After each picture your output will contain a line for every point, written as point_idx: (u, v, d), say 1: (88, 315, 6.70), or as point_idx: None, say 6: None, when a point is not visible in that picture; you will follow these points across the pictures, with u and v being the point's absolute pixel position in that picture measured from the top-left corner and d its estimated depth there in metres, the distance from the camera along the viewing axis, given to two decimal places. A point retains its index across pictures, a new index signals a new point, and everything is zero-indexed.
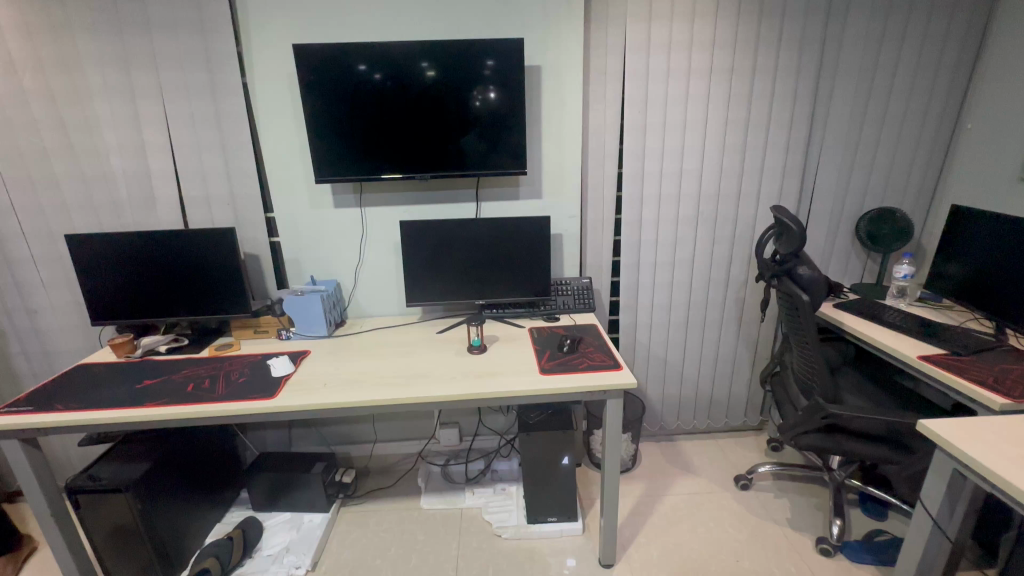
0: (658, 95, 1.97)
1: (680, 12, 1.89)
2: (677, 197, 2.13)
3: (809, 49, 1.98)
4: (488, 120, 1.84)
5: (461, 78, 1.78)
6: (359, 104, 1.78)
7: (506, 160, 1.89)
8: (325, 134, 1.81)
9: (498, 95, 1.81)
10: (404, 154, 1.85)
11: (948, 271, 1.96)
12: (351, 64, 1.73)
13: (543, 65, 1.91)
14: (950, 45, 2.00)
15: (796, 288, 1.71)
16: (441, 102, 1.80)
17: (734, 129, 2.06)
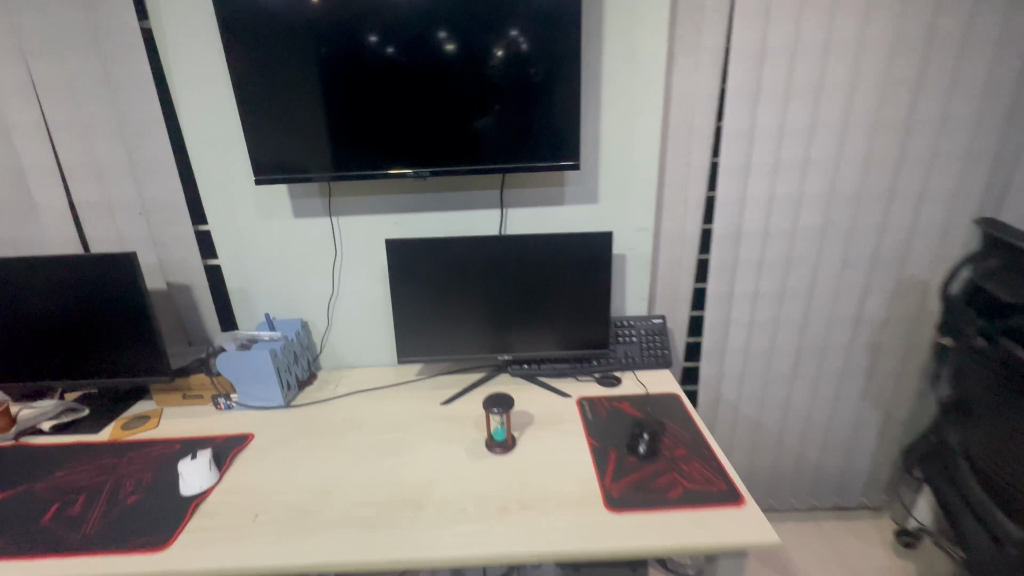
0: (786, 38, 1.27)
1: None
2: (799, 199, 1.43)
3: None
4: (525, 86, 1.17)
5: (484, 18, 1.11)
6: (330, 68, 1.14)
7: (551, 149, 1.22)
8: (274, 109, 1.17)
9: (538, 39, 1.13)
10: (395, 140, 1.21)
11: None
12: (359, 34, 1.11)
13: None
14: None
15: None
16: (458, 66, 1.15)
17: (897, 92, 1.33)
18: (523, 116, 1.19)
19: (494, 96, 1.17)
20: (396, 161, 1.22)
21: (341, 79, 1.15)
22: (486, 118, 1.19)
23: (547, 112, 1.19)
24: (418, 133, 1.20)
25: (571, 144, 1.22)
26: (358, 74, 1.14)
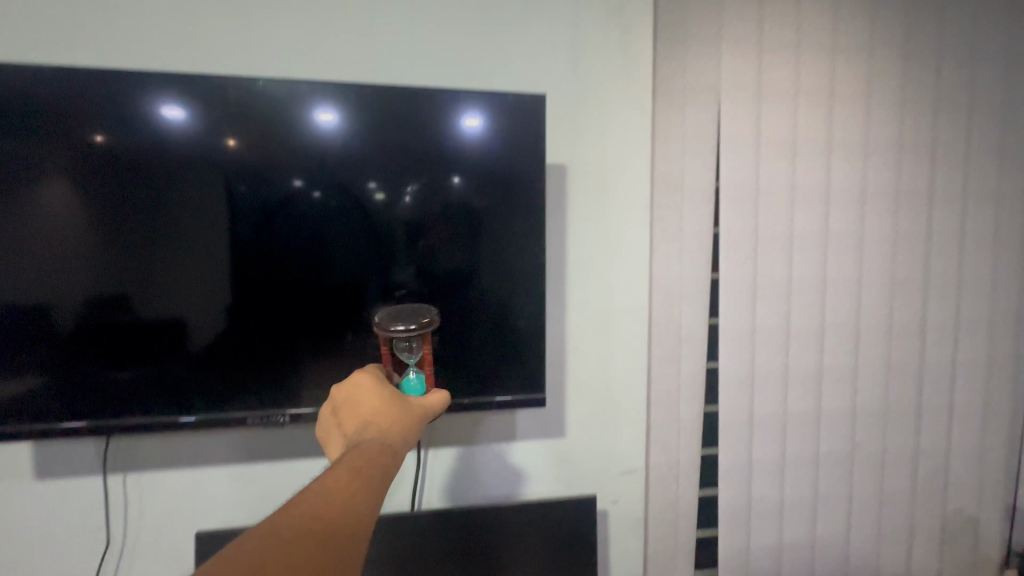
0: (779, 206, 1.02)
1: (808, 97, 1.02)
2: (817, 417, 1.08)
3: (1014, 133, 1.11)
4: (495, 272, 0.81)
5: (421, 153, 0.77)
6: (194, 232, 0.72)
7: (526, 378, 0.83)
8: (48, 244, 0.68)
9: (480, 187, 0.79)
10: (263, 338, 0.75)
11: None
12: (366, 195, 0.75)
13: (555, 133, 0.88)
14: None
15: None
16: (394, 229, 0.77)
17: (909, 276, 1.09)
18: (484, 313, 0.81)
19: (440, 265, 0.79)
20: (305, 383, 0.77)
21: (224, 271, 0.73)
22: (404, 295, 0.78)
23: (514, 308, 0.82)
24: (326, 331, 0.77)
25: (528, 343, 0.83)
26: (236, 244, 0.73)
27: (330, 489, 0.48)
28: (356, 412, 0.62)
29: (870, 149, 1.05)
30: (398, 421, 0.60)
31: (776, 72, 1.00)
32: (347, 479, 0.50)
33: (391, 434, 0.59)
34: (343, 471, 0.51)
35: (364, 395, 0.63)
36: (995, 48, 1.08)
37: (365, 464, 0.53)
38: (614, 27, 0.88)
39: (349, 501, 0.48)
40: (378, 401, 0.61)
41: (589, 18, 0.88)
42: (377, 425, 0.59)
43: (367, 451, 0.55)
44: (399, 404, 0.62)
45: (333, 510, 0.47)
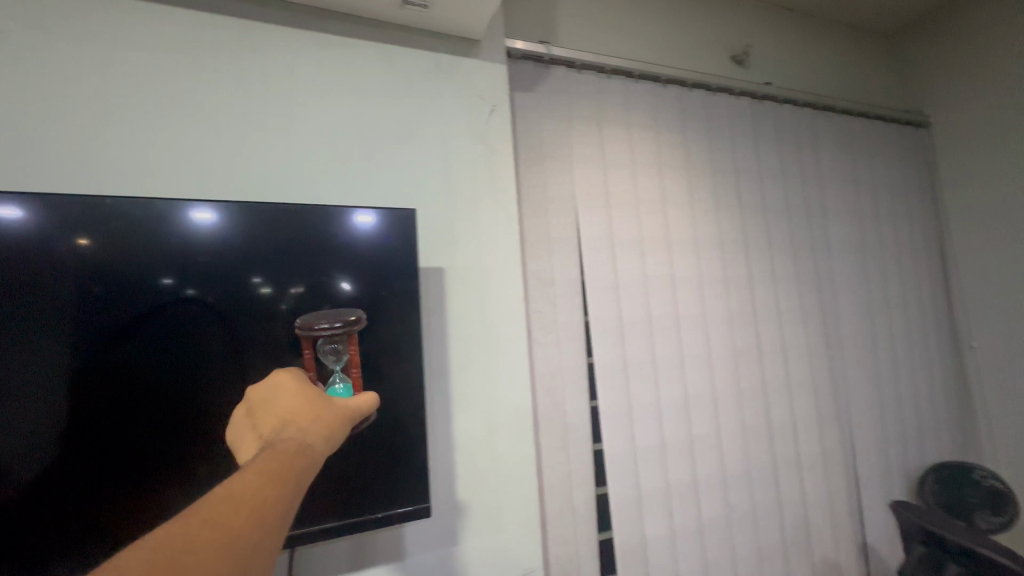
0: (636, 294, 1.17)
1: (648, 203, 1.22)
2: (695, 485, 1.16)
3: (799, 227, 1.42)
4: (374, 378, 0.80)
5: (309, 265, 0.77)
6: (20, 354, 0.61)
7: (410, 488, 0.80)
8: None
9: (371, 297, 0.81)
10: (110, 486, 0.64)
11: None
12: (247, 308, 0.72)
13: (433, 240, 0.94)
14: (920, 254, 1.63)
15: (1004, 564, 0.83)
16: (280, 325, 0.74)
17: (746, 346, 1.28)
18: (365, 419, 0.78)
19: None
20: (168, 511, 0.67)
21: (64, 405, 0.63)
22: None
23: (397, 414, 0.81)
24: (198, 444, 0.69)
25: (412, 449, 0.81)
26: (82, 359, 0.64)
27: (230, 499, 0.35)
28: (271, 409, 0.49)
29: (700, 244, 1.27)
30: (324, 419, 0.48)
31: (621, 185, 1.20)
32: (256, 486, 0.37)
33: (316, 433, 0.46)
34: (250, 477, 0.37)
35: (282, 390, 0.51)
36: (773, 166, 1.41)
37: (282, 464, 0.40)
38: (480, 148, 1.01)
39: (253, 519, 0.35)
40: (301, 396, 0.49)
41: (457, 141, 0.99)
42: (297, 421, 0.46)
43: (283, 452, 0.41)
44: (323, 403, 0.50)
45: (232, 529, 0.33)
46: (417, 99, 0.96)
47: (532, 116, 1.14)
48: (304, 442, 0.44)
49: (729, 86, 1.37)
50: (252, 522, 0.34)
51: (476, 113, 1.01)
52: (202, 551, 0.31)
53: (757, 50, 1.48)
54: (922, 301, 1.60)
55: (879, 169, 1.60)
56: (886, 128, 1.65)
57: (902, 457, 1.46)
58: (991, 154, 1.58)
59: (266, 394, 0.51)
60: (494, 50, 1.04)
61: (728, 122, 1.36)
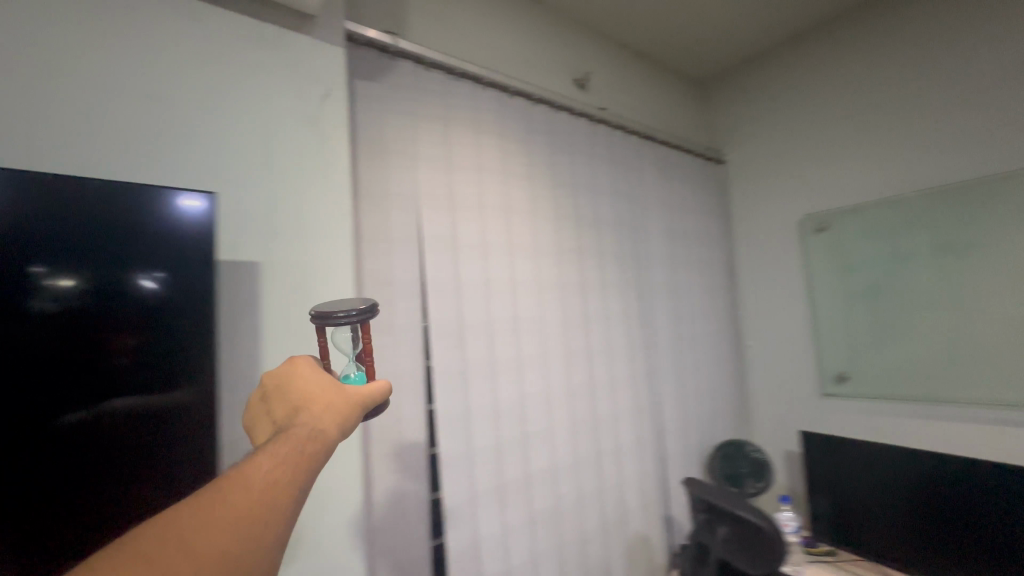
0: (477, 297, 1.19)
1: (492, 208, 1.25)
2: (528, 480, 1.22)
3: (624, 240, 1.59)
4: (167, 386, 0.66)
5: (67, 260, 0.59)
6: None
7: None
8: None
9: (160, 302, 0.66)
10: None
11: (822, 511, 1.50)
12: None
13: (246, 232, 0.83)
14: (716, 268, 1.96)
15: (749, 519, 1.01)
16: (52, 325, 0.58)
17: (578, 347, 1.39)
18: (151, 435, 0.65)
19: (122, 370, 0.63)
20: None
21: None
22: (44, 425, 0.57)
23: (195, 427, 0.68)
24: None
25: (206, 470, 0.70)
26: None
27: (208, 526, 0.37)
28: (287, 401, 0.51)
29: (540, 250, 1.35)
30: (329, 417, 0.48)
31: (467, 188, 1.21)
32: (241, 509, 0.38)
33: (314, 436, 0.46)
34: (236, 498, 0.39)
35: (297, 383, 0.52)
36: (605, 184, 1.56)
37: (270, 481, 0.41)
38: (310, 134, 0.92)
39: (225, 548, 0.36)
40: (310, 392, 0.50)
41: (282, 123, 0.89)
42: (301, 420, 0.47)
43: (279, 462, 0.43)
44: (331, 400, 0.49)
45: (200, 562, 0.35)
46: (235, 71, 0.84)
47: (375, 108, 1.08)
48: (298, 449, 0.44)
49: (570, 106, 1.48)
50: (221, 560, 0.36)
51: (307, 96, 0.92)
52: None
53: (595, 78, 1.63)
54: (716, 307, 1.93)
55: (688, 194, 1.88)
56: (694, 161, 1.96)
57: (699, 439, 1.73)
58: (763, 191, 1.98)
59: (287, 378, 0.53)
60: (330, 31, 0.97)
61: (568, 139, 1.47)
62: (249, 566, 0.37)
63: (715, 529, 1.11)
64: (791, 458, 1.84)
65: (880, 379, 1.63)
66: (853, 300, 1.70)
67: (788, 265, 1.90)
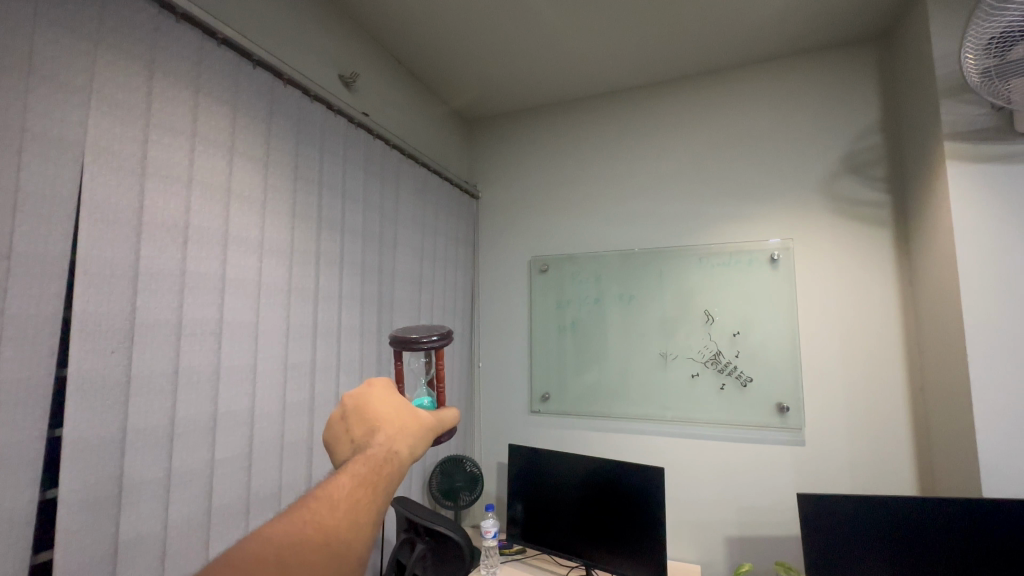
0: (161, 291, 0.94)
1: (203, 186, 1.03)
2: (205, 520, 1.00)
3: (370, 254, 1.54)
4: None
5: None
6: None
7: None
8: None
9: None
10: None
11: (517, 515, 1.70)
12: None
13: None
14: (458, 295, 2.10)
15: (437, 531, 1.06)
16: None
17: (298, 361, 1.27)
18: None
19: None
20: None
21: None
22: None
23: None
24: None
25: None
26: None
27: (335, 509, 0.56)
28: (364, 415, 0.68)
29: (264, 248, 1.18)
30: (405, 432, 0.66)
31: (168, 154, 0.97)
32: (354, 500, 0.58)
33: (394, 448, 0.64)
34: (349, 491, 0.58)
35: (374, 402, 0.69)
36: (357, 192, 1.50)
37: (373, 479, 0.60)
38: None
39: (349, 525, 0.56)
40: (389, 411, 0.68)
41: None
42: (384, 433, 0.65)
43: (375, 465, 0.61)
44: (409, 420, 0.67)
45: (334, 534, 0.54)
46: None
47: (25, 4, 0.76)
48: (383, 461, 0.62)
49: (327, 101, 1.38)
50: (342, 537, 0.54)
51: None
52: (310, 553, 0.52)
53: (363, 82, 1.58)
54: (454, 330, 2.05)
55: (442, 221, 1.98)
56: (451, 191, 2.08)
57: (422, 457, 1.77)
58: (506, 231, 2.25)
59: (362, 397, 0.70)
60: None
61: (321, 135, 1.36)
62: (359, 541, 0.55)
63: (411, 545, 1.13)
64: (500, 470, 2.06)
65: (571, 399, 1.99)
66: (560, 333, 2.06)
67: (517, 299, 2.18)
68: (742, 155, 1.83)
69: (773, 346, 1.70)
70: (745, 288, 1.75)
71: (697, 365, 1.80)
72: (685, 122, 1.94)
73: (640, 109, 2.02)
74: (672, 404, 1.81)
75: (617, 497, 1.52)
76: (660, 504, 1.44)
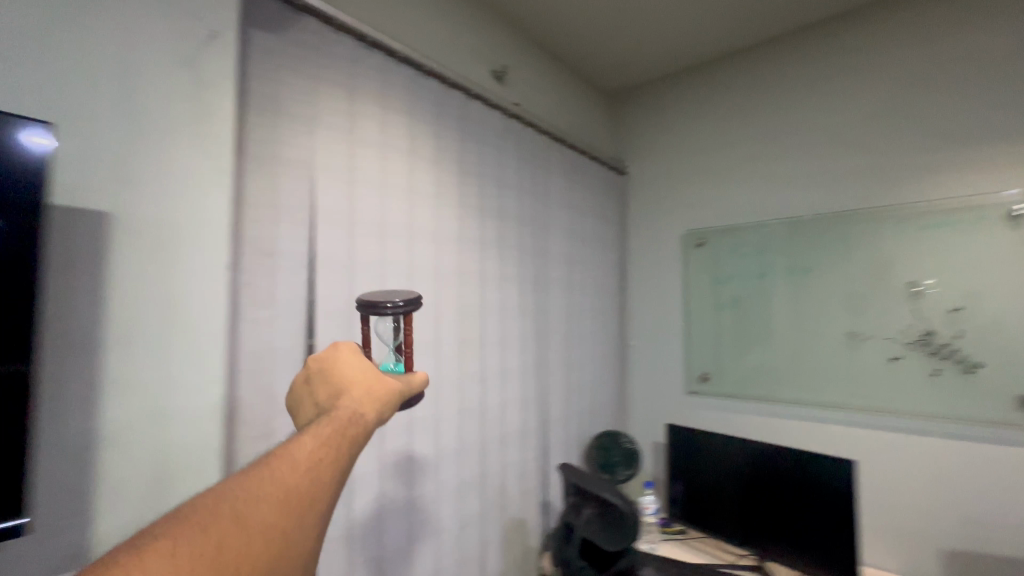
0: (371, 278, 1.15)
1: (393, 187, 1.22)
2: (409, 466, 1.20)
3: (526, 237, 1.64)
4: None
5: None
6: None
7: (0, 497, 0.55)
8: None
9: None
10: None
11: (678, 495, 1.67)
12: None
13: (89, 169, 0.71)
14: (609, 273, 2.10)
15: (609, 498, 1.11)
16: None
17: (471, 337, 1.41)
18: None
19: None
20: None
21: None
22: None
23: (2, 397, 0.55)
24: None
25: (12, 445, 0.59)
26: None
27: (293, 467, 0.52)
28: (331, 379, 0.64)
29: (441, 237, 1.34)
30: (375, 393, 0.62)
31: (368, 164, 1.16)
32: (314, 459, 0.54)
33: (361, 408, 0.60)
34: (310, 449, 0.54)
35: (341, 366, 0.65)
36: (513, 180, 1.60)
37: (338, 437, 0.56)
38: (185, 74, 0.82)
39: (307, 481, 0.52)
40: (357, 373, 0.64)
41: (149, 56, 0.77)
42: (349, 394, 0.61)
43: (339, 425, 0.57)
44: (378, 382, 0.64)
45: (291, 490, 0.51)
46: None
47: (272, 60, 0.99)
48: (352, 419, 0.58)
49: (485, 97, 1.49)
50: (298, 493, 0.51)
51: (187, 32, 0.82)
52: (264, 507, 0.48)
53: (513, 75, 1.67)
54: (606, 309, 2.07)
55: (590, 201, 1.99)
56: (599, 169, 2.07)
57: (579, 430, 1.84)
58: (656, 207, 2.17)
59: (329, 361, 0.67)
60: None
61: (480, 130, 1.48)
62: (316, 500, 0.52)
63: (581, 509, 1.20)
64: (657, 449, 2.04)
65: (734, 381, 1.87)
66: (720, 311, 1.93)
67: (671, 276, 2.10)
68: (963, 87, 1.47)
69: (1013, 322, 1.36)
70: (968, 253, 1.43)
71: (898, 347, 1.53)
72: (875, 57, 1.63)
73: (814, 51, 1.75)
74: (864, 391, 1.58)
75: (793, 487, 1.40)
76: (852, 500, 1.29)
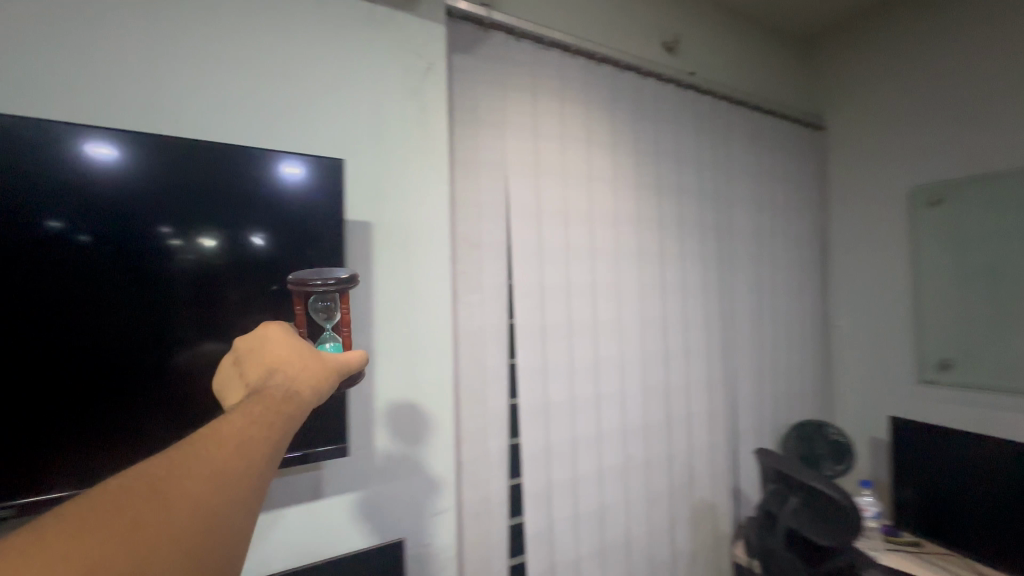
0: (557, 262, 1.25)
1: (574, 175, 1.29)
2: (599, 437, 1.29)
3: (707, 211, 1.56)
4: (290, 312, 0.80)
5: (210, 196, 0.73)
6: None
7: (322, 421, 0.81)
8: None
9: (284, 241, 0.79)
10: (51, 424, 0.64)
11: (909, 499, 1.43)
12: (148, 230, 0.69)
13: (357, 192, 0.94)
14: (806, 244, 1.87)
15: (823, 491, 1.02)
16: (190, 276, 0.72)
17: (654, 316, 1.42)
18: None
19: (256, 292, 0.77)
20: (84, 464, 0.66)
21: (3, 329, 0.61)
22: (192, 353, 0.72)
23: None
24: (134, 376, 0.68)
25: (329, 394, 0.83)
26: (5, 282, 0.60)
27: (214, 449, 0.36)
28: (258, 358, 0.48)
29: (620, 219, 1.37)
30: (311, 368, 0.47)
31: (551, 156, 1.26)
32: (242, 438, 0.37)
33: (303, 384, 0.45)
34: (239, 426, 0.38)
35: (272, 342, 0.49)
36: (690, 153, 1.53)
37: (271, 415, 0.40)
38: (412, 105, 1.01)
39: (232, 468, 0.35)
40: (288, 348, 0.48)
41: (387, 96, 0.98)
42: (285, 369, 0.46)
43: (270, 401, 0.42)
44: (319, 359, 0.49)
45: (216, 477, 0.34)
46: (350, 51, 0.94)
47: (470, 79, 1.14)
48: (291, 395, 0.43)
49: (658, 71, 1.45)
50: (225, 480, 0.35)
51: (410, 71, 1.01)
52: (184, 498, 0.32)
53: (685, 42, 1.58)
54: (803, 284, 1.84)
55: (780, 164, 1.78)
56: (790, 128, 1.84)
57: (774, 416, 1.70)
58: (869, 161, 1.83)
59: (257, 339, 0.50)
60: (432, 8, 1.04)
61: (653, 106, 1.45)
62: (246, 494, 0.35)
63: (787, 499, 1.12)
64: (877, 444, 1.76)
65: (991, 368, 1.49)
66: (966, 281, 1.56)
67: (892, 242, 1.76)
68: None
69: None
70: None
71: None
72: None
73: None
74: None
75: None
76: None
